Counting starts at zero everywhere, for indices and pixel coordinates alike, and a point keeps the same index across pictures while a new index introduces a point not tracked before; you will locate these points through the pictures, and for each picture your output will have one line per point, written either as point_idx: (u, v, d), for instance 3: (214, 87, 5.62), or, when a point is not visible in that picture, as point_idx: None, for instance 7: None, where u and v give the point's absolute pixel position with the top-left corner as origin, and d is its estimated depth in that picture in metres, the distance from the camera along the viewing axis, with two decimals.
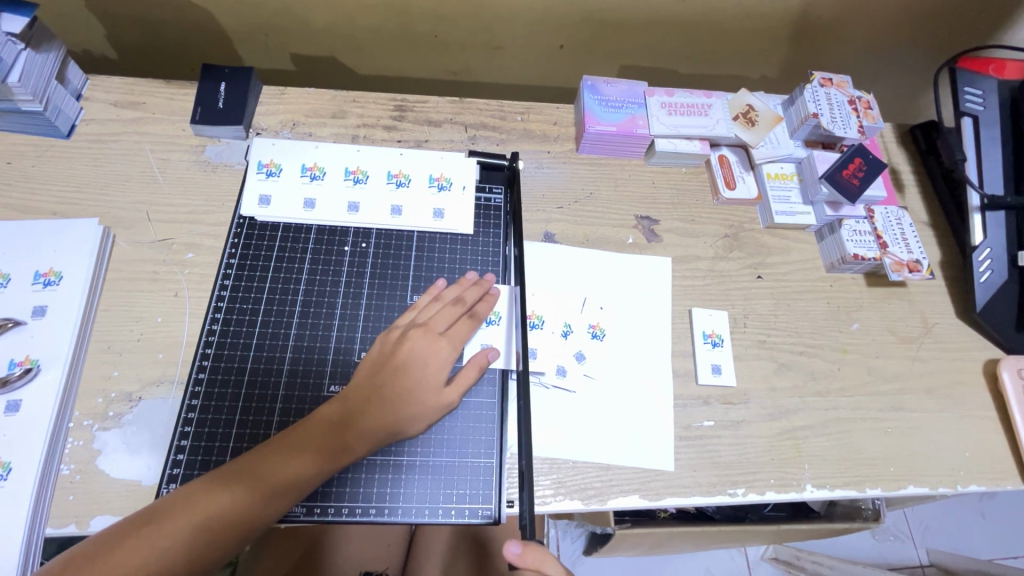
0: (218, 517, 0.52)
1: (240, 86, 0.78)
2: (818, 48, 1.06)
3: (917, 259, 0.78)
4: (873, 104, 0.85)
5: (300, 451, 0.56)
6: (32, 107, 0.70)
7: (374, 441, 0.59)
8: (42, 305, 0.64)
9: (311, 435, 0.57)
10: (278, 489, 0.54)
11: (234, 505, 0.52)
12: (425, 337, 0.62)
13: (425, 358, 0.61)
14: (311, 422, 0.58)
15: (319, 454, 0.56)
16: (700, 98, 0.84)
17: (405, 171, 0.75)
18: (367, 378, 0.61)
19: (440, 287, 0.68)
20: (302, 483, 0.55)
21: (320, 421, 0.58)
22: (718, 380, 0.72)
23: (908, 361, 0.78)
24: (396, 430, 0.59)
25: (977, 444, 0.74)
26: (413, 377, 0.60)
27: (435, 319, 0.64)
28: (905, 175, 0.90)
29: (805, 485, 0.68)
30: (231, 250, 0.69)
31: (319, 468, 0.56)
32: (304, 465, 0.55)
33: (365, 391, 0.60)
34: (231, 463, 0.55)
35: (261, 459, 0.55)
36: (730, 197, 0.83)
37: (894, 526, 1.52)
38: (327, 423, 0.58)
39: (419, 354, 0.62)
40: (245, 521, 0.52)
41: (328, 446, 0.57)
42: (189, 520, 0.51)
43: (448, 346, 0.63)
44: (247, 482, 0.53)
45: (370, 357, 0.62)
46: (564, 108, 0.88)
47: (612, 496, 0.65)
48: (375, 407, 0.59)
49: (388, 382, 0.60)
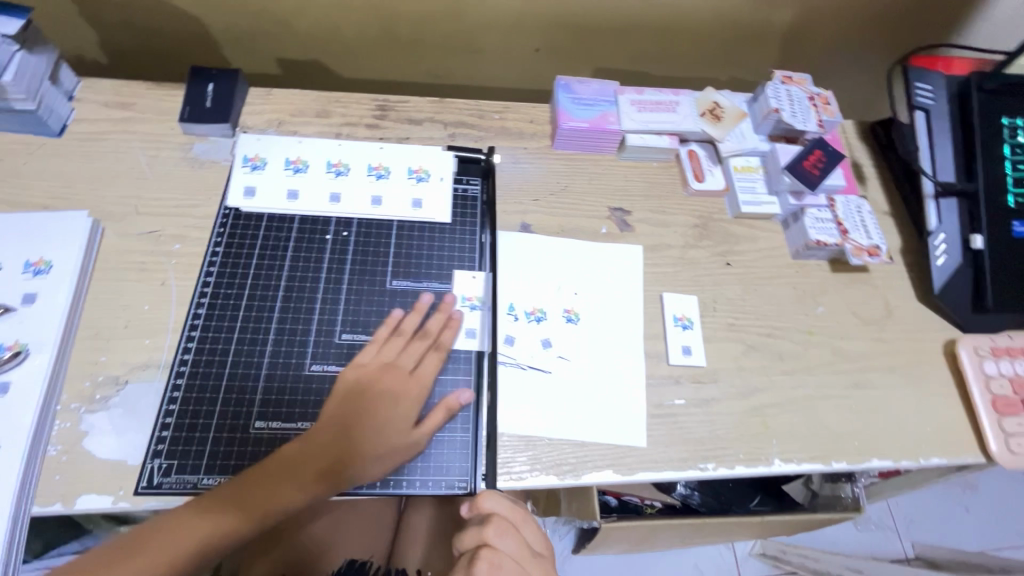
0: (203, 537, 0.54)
1: (227, 86, 0.81)
2: (782, 51, 1.11)
3: (876, 244, 0.82)
4: (831, 100, 0.90)
5: (287, 466, 0.59)
6: (25, 106, 0.73)
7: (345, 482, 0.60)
8: (33, 292, 0.66)
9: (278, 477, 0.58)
10: (274, 503, 0.58)
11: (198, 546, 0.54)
12: (415, 350, 0.68)
13: (416, 367, 0.67)
14: (276, 463, 0.59)
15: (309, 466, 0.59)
16: (668, 96, 0.89)
17: (385, 164, 0.78)
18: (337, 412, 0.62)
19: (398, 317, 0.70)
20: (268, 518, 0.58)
21: (287, 460, 0.59)
22: (688, 360, 0.75)
23: (871, 342, 0.81)
24: (393, 448, 0.62)
25: (938, 419, 0.77)
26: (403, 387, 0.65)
27: (422, 333, 0.69)
28: (865, 168, 0.95)
29: (773, 459, 0.71)
30: (217, 239, 0.72)
31: (311, 486, 0.59)
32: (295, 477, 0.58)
33: (358, 400, 0.63)
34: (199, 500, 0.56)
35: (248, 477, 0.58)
36: (699, 188, 0.87)
37: (878, 518, 1.54)
38: (321, 436, 0.61)
39: (410, 364, 0.67)
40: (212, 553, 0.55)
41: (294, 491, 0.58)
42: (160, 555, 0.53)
43: (434, 356, 0.68)
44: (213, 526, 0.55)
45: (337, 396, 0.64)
46: (540, 107, 0.92)
47: (586, 471, 0.67)
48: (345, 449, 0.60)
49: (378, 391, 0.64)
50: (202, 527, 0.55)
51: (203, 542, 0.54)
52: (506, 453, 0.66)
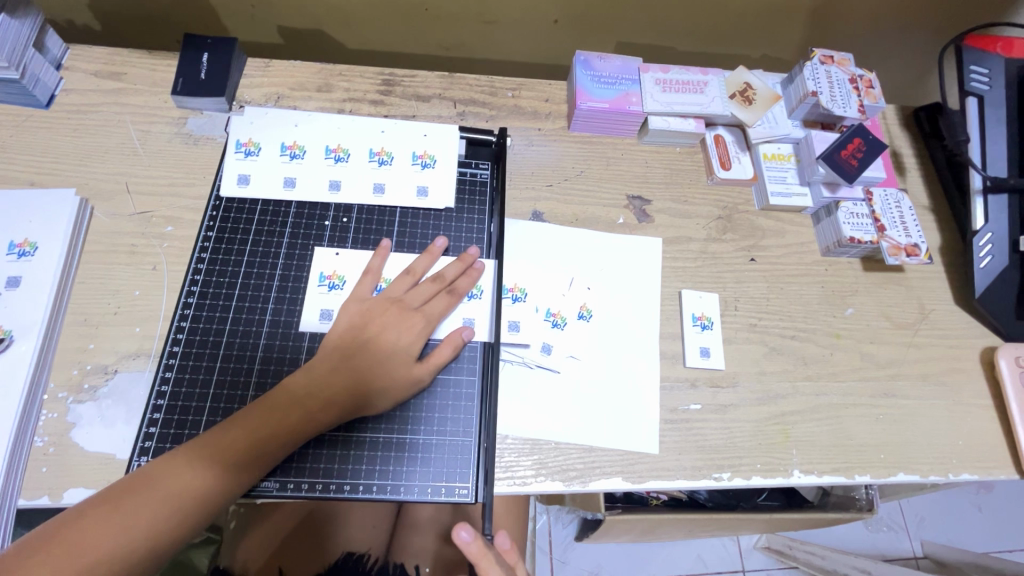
0: (191, 495, 0.52)
1: (223, 56, 0.76)
2: (820, 25, 1.02)
3: (915, 243, 0.76)
4: (875, 82, 0.82)
5: (218, 451, 0.54)
6: (8, 75, 0.69)
7: (340, 391, 0.58)
8: (18, 275, 0.63)
9: (275, 409, 0.56)
10: (298, 409, 0.57)
11: (172, 493, 0.51)
12: (402, 313, 0.63)
13: (400, 331, 0.62)
14: (277, 394, 0.57)
15: (297, 420, 0.57)
16: (695, 75, 0.82)
17: (387, 148, 0.73)
18: (350, 335, 0.61)
19: (439, 248, 0.68)
20: (267, 447, 0.55)
21: (285, 392, 0.57)
22: (706, 363, 0.71)
23: (904, 347, 0.76)
24: (394, 371, 0.60)
25: (971, 433, 0.72)
26: (387, 358, 0.60)
27: (394, 288, 0.65)
28: (906, 158, 0.88)
29: (792, 471, 0.67)
30: (209, 223, 0.68)
31: (297, 420, 0.57)
32: (256, 447, 0.55)
33: (348, 323, 0.62)
34: (209, 437, 0.54)
35: (221, 431, 0.55)
36: (724, 177, 0.81)
37: (888, 517, 1.51)
38: (351, 371, 0.59)
39: (392, 327, 0.62)
40: (199, 493, 0.52)
41: (283, 423, 0.56)
42: (150, 496, 0.50)
43: (424, 323, 0.63)
44: (209, 465, 0.53)
45: (357, 321, 0.62)
46: (557, 85, 0.86)
47: (594, 478, 0.64)
48: (344, 366, 0.59)
49: (360, 350, 0.60)
50: (173, 487, 0.51)
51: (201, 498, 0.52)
52: (510, 456, 0.63)
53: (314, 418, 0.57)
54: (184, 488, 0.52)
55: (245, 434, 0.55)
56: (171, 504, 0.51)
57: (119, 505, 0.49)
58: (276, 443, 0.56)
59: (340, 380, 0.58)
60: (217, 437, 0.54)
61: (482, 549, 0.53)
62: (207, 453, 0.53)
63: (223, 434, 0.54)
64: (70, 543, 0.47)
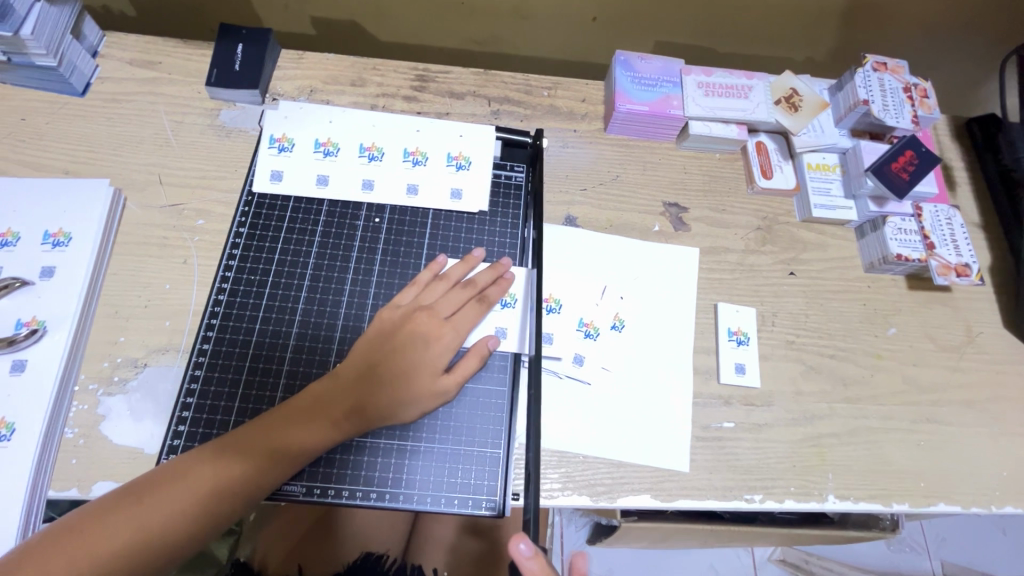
0: (213, 493, 0.51)
1: (257, 48, 0.75)
2: (869, 28, 0.98)
3: (966, 263, 0.73)
4: (930, 92, 0.79)
5: (238, 452, 0.53)
6: (46, 62, 0.68)
7: (364, 400, 0.57)
8: (51, 265, 0.63)
9: (296, 415, 0.56)
10: (319, 416, 0.56)
11: (191, 489, 0.50)
12: (429, 321, 0.61)
13: (428, 341, 0.60)
14: (301, 398, 0.57)
15: (317, 427, 0.55)
16: (740, 79, 0.78)
17: (422, 148, 0.71)
18: (378, 344, 0.60)
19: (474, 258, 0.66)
20: (285, 454, 0.54)
21: (309, 398, 0.57)
22: (741, 380, 0.68)
23: (948, 372, 0.73)
24: (418, 383, 0.59)
25: (1018, 463, 0.69)
26: (413, 368, 0.59)
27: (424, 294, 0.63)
28: (957, 172, 0.84)
29: (827, 496, 0.65)
30: (241, 219, 0.67)
31: (317, 428, 0.55)
32: (277, 452, 0.54)
33: (378, 333, 0.61)
34: (231, 435, 0.54)
35: (242, 433, 0.54)
36: (765, 186, 0.78)
37: (909, 537, 1.47)
38: (376, 381, 0.58)
39: (420, 336, 0.60)
40: (218, 493, 0.51)
41: (305, 429, 0.55)
42: (171, 492, 0.50)
43: (453, 333, 0.61)
44: (228, 465, 0.52)
45: (385, 330, 0.61)
46: (594, 85, 0.84)
47: (622, 495, 0.62)
48: (371, 376, 0.58)
49: (387, 359, 0.59)
50: (193, 485, 0.51)
51: (218, 497, 0.51)
52: None
53: (334, 425, 0.56)
54: (205, 487, 0.51)
55: (264, 436, 0.54)
56: (189, 500, 0.50)
57: (139, 502, 0.49)
58: (297, 448, 0.55)
59: (365, 389, 0.57)
60: (239, 438, 0.54)
61: (541, 567, 0.50)
62: (227, 452, 0.53)
63: (245, 437, 0.54)
64: (90, 537, 0.47)
